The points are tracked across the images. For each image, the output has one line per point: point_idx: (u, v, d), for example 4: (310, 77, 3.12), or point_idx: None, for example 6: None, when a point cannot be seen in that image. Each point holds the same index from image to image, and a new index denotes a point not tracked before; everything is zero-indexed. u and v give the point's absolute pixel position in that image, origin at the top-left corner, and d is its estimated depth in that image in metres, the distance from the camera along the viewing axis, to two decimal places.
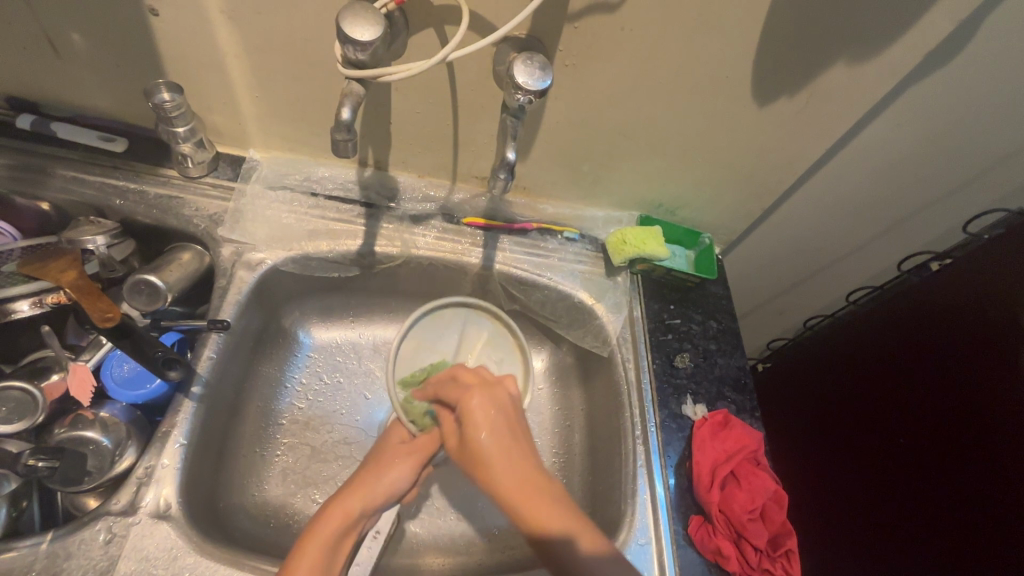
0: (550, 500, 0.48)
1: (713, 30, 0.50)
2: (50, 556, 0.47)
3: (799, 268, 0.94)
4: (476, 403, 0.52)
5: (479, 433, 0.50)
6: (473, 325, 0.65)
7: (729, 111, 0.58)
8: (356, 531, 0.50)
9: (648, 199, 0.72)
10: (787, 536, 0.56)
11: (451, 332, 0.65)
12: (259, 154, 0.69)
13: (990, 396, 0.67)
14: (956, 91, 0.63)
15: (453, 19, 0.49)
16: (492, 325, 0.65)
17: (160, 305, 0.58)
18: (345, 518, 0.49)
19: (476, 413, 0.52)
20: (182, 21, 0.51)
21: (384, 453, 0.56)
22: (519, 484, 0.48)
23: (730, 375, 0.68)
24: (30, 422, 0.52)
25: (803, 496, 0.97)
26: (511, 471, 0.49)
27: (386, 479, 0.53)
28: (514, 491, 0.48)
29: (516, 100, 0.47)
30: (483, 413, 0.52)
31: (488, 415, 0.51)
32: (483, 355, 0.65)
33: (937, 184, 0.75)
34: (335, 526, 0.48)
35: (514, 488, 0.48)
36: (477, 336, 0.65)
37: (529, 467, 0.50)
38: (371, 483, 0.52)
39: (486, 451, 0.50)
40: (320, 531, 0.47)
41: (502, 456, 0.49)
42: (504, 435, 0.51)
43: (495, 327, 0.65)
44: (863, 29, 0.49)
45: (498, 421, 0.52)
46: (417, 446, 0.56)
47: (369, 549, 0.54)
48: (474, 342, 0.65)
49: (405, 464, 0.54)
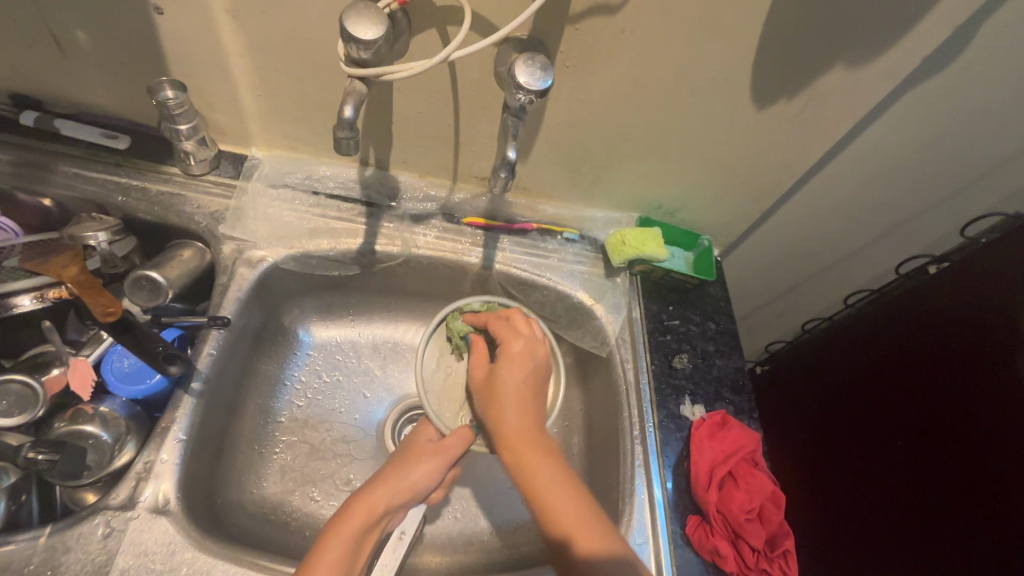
0: (543, 454, 0.51)
1: (712, 33, 0.50)
2: (49, 550, 0.47)
3: (797, 272, 0.94)
4: (516, 345, 0.58)
5: (505, 373, 0.56)
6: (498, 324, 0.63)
7: (728, 114, 0.58)
8: (378, 531, 0.50)
9: (648, 201, 0.72)
10: (785, 537, 0.56)
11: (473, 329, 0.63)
12: (260, 152, 0.70)
13: (987, 399, 0.68)
14: (953, 95, 0.63)
15: (455, 19, 0.50)
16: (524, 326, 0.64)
17: (161, 301, 0.58)
18: (367, 517, 0.49)
19: (515, 356, 0.57)
20: (188, 19, 0.52)
21: (411, 450, 0.56)
22: (524, 437, 0.52)
23: (728, 376, 0.68)
24: (30, 416, 0.52)
25: (800, 499, 0.97)
26: (516, 419, 0.53)
27: (411, 477, 0.53)
28: (518, 442, 0.52)
29: (517, 100, 0.48)
30: (508, 367, 0.56)
31: (525, 364, 0.57)
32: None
33: (935, 188, 0.75)
34: (355, 525, 0.48)
35: (511, 429, 0.53)
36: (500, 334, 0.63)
37: (538, 423, 0.54)
38: (396, 481, 0.52)
39: (507, 387, 0.55)
40: (341, 530, 0.48)
41: (517, 401, 0.54)
42: (530, 385, 0.56)
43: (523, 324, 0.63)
44: (859, 34, 0.50)
45: (527, 374, 0.56)
46: (445, 447, 0.55)
47: (394, 549, 0.54)
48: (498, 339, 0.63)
49: (432, 462, 0.54)
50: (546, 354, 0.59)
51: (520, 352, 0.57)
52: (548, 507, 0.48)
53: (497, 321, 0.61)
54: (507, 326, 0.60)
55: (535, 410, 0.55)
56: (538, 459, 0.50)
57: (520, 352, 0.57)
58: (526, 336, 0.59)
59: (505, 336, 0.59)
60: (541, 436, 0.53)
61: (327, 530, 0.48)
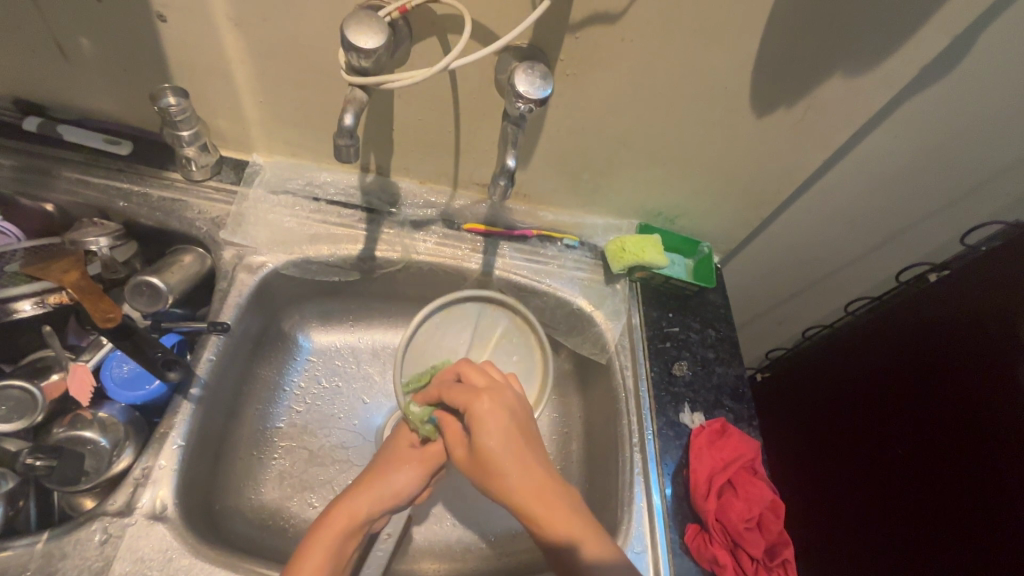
0: (563, 510, 0.48)
1: (710, 42, 0.50)
2: (46, 556, 0.47)
3: (798, 279, 0.94)
4: (484, 406, 0.51)
5: (489, 442, 0.49)
6: (489, 321, 0.65)
7: (728, 122, 0.59)
8: (362, 534, 0.51)
9: (649, 208, 0.72)
10: (785, 546, 0.56)
11: (465, 325, 0.65)
12: (262, 158, 0.70)
13: (989, 408, 0.67)
14: (953, 104, 0.63)
15: (455, 28, 0.50)
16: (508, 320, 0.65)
17: (160, 307, 0.58)
18: (350, 521, 0.50)
19: (485, 419, 0.50)
20: (190, 26, 0.52)
21: (393, 454, 0.56)
22: (533, 494, 0.48)
23: (728, 384, 0.68)
24: (29, 421, 0.52)
25: (800, 508, 0.97)
26: (521, 476, 0.48)
27: (393, 483, 0.53)
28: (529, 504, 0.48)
29: (517, 108, 0.48)
30: (488, 432, 0.50)
31: (501, 421, 0.50)
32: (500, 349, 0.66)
33: (935, 196, 0.75)
34: (338, 530, 0.49)
35: (531, 493, 0.48)
36: (491, 332, 0.66)
37: (544, 471, 0.50)
38: (377, 487, 0.52)
39: (496, 457, 0.49)
40: (323, 535, 0.48)
41: (512, 459, 0.49)
42: (516, 438, 0.50)
43: (511, 322, 0.65)
44: (858, 44, 0.50)
45: (510, 427, 0.51)
46: (429, 455, 0.56)
47: (381, 551, 0.55)
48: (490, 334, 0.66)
49: (414, 468, 0.55)
50: (515, 401, 0.53)
51: (492, 415, 0.50)
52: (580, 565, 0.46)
53: (446, 391, 0.54)
54: (463, 390, 0.53)
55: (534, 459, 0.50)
56: (559, 512, 0.47)
57: (490, 415, 0.50)
58: (488, 391, 0.52)
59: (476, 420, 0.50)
60: (550, 485, 0.49)
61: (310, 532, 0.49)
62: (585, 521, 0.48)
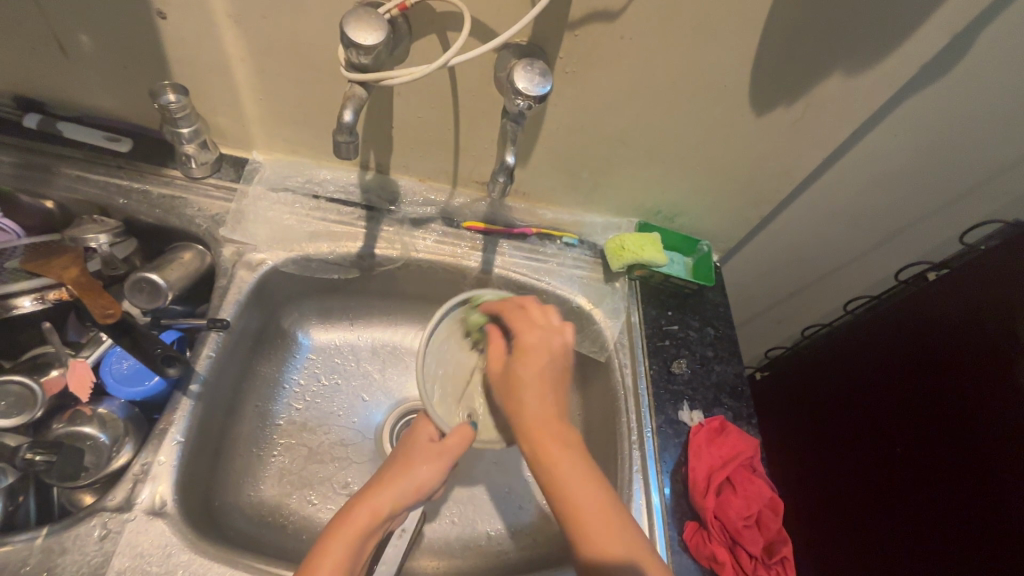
0: (566, 446, 0.50)
1: (709, 40, 0.50)
2: (46, 551, 0.47)
3: (797, 278, 0.94)
4: (532, 336, 0.56)
5: (526, 366, 0.54)
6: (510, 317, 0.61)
7: (727, 121, 0.59)
8: (381, 532, 0.50)
9: (648, 206, 0.72)
10: (783, 544, 0.56)
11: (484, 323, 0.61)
12: (261, 156, 0.70)
13: (988, 406, 0.67)
14: (951, 103, 0.63)
15: (455, 25, 0.50)
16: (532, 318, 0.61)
17: (160, 303, 0.59)
18: (371, 520, 0.49)
19: (528, 349, 0.55)
20: (190, 24, 0.52)
21: (414, 449, 0.54)
22: (540, 431, 0.50)
23: (727, 382, 0.68)
24: (29, 417, 0.52)
25: (799, 507, 0.97)
26: (538, 408, 0.52)
27: (414, 481, 0.52)
28: (535, 432, 0.50)
29: (516, 106, 0.48)
30: (528, 359, 0.54)
31: (540, 357, 0.54)
32: None
33: (934, 195, 0.75)
34: (358, 530, 0.48)
35: (540, 426, 0.51)
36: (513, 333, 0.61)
37: (558, 411, 0.52)
38: (399, 486, 0.51)
39: (522, 379, 0.53)
40: (342, 534, 0.47)
41: (535, 393, 0.52)
42: (546, 375, 0.54)
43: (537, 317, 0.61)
44: (857, 43, 0.50)
45: (543, 364, 0.54)
46: (448, 447, 0.53)
47: (396, 545, 0.55)
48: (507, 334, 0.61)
49: (435, 465, 0.52)
50: (562, 348, 0.56)
51: (535, 347, 0.55)
52: (581, 521, 0.47)
53: (509, 310, 0.58)
54: (518, 318, 0.57)
55: (553, 397, 0.53)
56: (558, 445, 0.49)
57: (532, 346, 0.55)
58: (542, 327, 0.56)
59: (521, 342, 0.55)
60: (559, 424, 0.51)
61: (328, 533, 0.48)
62: (587, 469, 0.49)
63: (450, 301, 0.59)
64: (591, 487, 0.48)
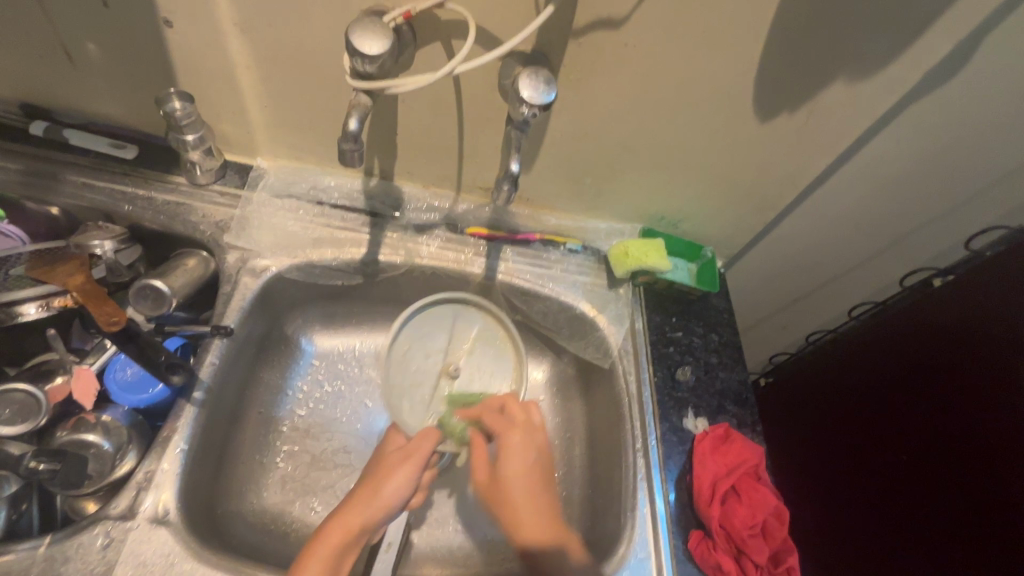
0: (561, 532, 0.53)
1: (714, 47, 0.50)
2: (48, 560, 0.47)
3: (801, 284, 0.94)
4: (516, 440, 0.57)
5: (512, 476, 0.55)
6: (464, 320, 0.68)
7: (731, 127, 0.59)
8: (358, 546, 0.50)
9: (652, 212, 0.72)
10: (788, 553, 0.56)
11: (442, 328, 0.67)
12: (266, 162, 0.70)
13: (994, 415, 0.67)
14: (957, 109, 0.63)
15: (459, 33, 0.50)
16: (484, 320, 0.68)
17: (164, 311, 0.58)
18: (345, 535, 0.49)
19: (512, 455, 0.56)
20: (196, 32, 0.53)
21: (383, 463, 0.55)
22: (539, 534, 0.52)
23: (732, 389, 0.67)
24: (33, 425, 0.52)
25: (803, 513, 0.96)
26: (532, 518, 0.53)
27: (384, 490, 0.52)
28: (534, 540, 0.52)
29: (521, 113, 0.48)
30: (513, 465, 0.55)
31: (527, 461, 0.56)
32: (477, 349, 0.68)
33: (940, 201, 0.75)
34: (333, 545, 0.48)
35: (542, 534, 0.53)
36: (467, 333, 0.68)
37: (551, 511, 0.55)
38: (370, 498, 0.52)
39: (514, 491, 0.54)
40: (318, 551, 0.48)
41: (525, 500, 0.54)
42: (534, 481, 0.55)
43: (488, 321, 0.68)
44: (862, 50, 0.50)
45: (529, 467, 0.56)
46: (414, 450, 0.55)
47: (384, 559, 0.56)
48: (465, 339, 0.68)
49: (403, 472, 0.53)
50: (543, 446, 0.59)
51: (520, 452, 0.56)
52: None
53: (490, 414, 0.59)
54: (501, 421, 0.58)
55: (543, 502, 0.55)
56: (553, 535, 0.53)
57: (517, 451, 0.56)
58: (523, 428, 0.58)
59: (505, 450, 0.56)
60: (555, 524, 0.54)
61: (305, 552, 0.48)
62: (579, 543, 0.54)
63: (403, 314, 0.64)
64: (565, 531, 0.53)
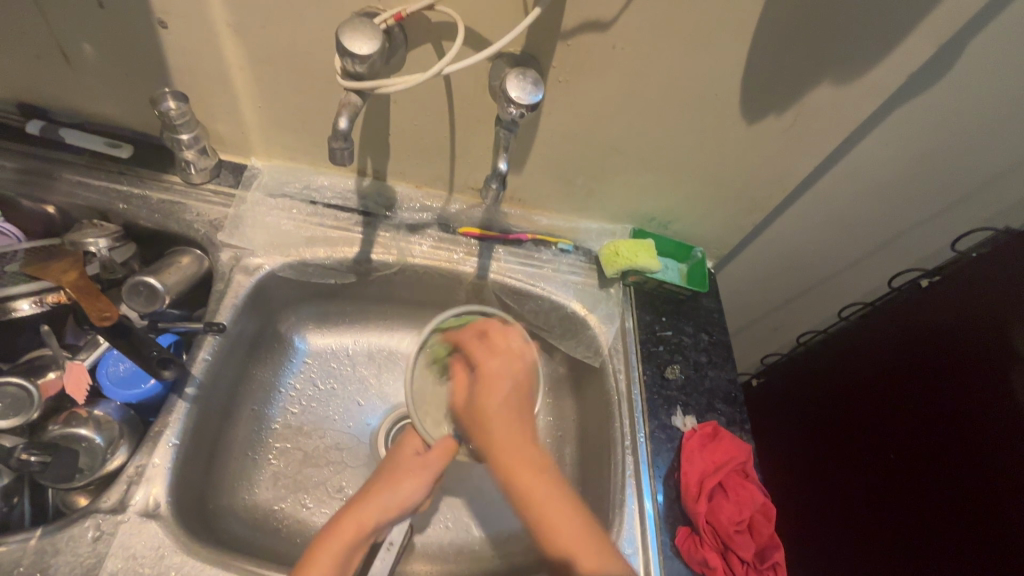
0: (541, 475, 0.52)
1: (699, 49, 0.51)
2: (38, 552, 0.47)
3: (792, 286, 0.94)
4: (492, 364, 0.58)
5: (489, 396, 0.56)
6: None
7: (719, 128, 0.59)
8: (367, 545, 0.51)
9: (642, 213, 0.73)
10: (775, 549, 0.56)
11: None
12: (260, 162, 0.71)
13: (981, 410, 0.68)
14: (941, 112, 0.64)
15: (449, 35, 0.51)
16: None
17: (157, 307, 0.59)
18: (356, 533, 0.50)
19: (491, 375, 0.58)
20: (190, 32, 0.53)
21: (398, 464, 0.56)
22: (514, 452, 0.53)
23: (721, 388, 0.68)
24: (24, 418, 0.53)
25: (794, 514, 0.97)
26: (505, 433, 0.54)
27: (398, 494, 0.53)
28: (509, 455, 0.53)
29: (508, 113, 0.49)
30: (496, 396, 0.56)
31: (507, 382, 0.57)
32: None
33: (927, 203, 0.76)
34: (342, 542, 0.49)
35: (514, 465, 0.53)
36: None
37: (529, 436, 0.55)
38: (384, 498, 0.52)
39: (490, 407, 0.56)
40: (329, 545, 0.48)
41: (505, 417, 0.55)
42: (512, 402, 0.57)
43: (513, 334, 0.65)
44: (845, 53, 0.51)
45: (510, 387, 0.57)
46: (431, 460, 0.55)
47: (383, 560, 0.54)
48: None
49: (418, 478, 0.54)
50: (525, 370, 0.59)
51: (501, 374, 0.58)
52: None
53: (470, 343, 0.60)
54: (483, 345, 0.60)
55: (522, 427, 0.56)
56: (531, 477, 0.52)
57: (496, 372, 0.58)
58: (503, 352, 0.59)
59: (485, 384, 0.57)
60: (530, 446, 0.54)
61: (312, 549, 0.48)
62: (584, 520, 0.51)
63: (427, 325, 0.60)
64: (568, 516, 0.50)
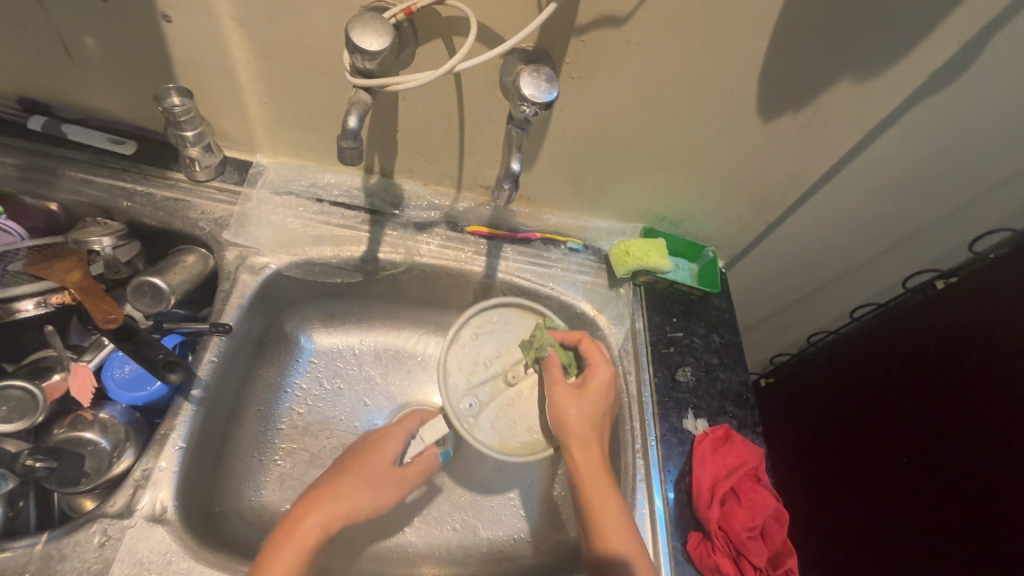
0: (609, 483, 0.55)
1: (717, 45, 0.50)
2: (45, 557, 0.47)
3: (804, 285, 0.93)
4: (604, 374, 0.59)
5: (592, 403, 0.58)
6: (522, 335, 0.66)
7: (734, 127, 0.58)
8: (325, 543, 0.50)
9: (653, 211, 0.72)
10: (788, 555, 0.56)
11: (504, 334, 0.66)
12: (266, 159, 0.70)
13: (993, 414, 0.67)
14: (961, 110, 0.63)
15: (460, 30, 0.50)
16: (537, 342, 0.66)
17: (163, 307, 0.58)
18: (320, 533, 0.49)
19: (600, 384, 0.59)
20: (194, 26, 0.52)
21: (367, 468, 0.55)
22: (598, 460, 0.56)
23: (732, 390, 0.67)
24: (29, 422, 0.52)
25: (805, 513, 0.97)
26: (591, 443, 0.56)
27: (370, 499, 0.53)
28: (590, 461, 0.56)
29: (522, 111, 0.47)
30: (603, 370, 0.59)
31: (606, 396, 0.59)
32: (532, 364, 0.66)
33: (944, 203, 0.74)
34: (308, 539, 0.48)
35: (577, 424, 0.57)
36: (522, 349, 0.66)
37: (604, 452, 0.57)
38: (347, 498, 0.51)
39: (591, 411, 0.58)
40: (292, 542, 0.47)
41: (596, 424, 0.58)
42: (604, 418, 0.59)
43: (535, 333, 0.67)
44: (869, 49, 0.50)
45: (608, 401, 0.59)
46: (406, 475, 0.57)
47: None
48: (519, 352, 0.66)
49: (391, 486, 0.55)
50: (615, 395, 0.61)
51: (602, 385, 0.59)
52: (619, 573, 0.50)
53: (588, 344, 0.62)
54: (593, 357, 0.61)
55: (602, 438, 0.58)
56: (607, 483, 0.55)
57: (603, 383, 0.59)
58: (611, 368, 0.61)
59: (595, 357, 0.61)
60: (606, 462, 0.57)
61: (275, 541, 0.47)
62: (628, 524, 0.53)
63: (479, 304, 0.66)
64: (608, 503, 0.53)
